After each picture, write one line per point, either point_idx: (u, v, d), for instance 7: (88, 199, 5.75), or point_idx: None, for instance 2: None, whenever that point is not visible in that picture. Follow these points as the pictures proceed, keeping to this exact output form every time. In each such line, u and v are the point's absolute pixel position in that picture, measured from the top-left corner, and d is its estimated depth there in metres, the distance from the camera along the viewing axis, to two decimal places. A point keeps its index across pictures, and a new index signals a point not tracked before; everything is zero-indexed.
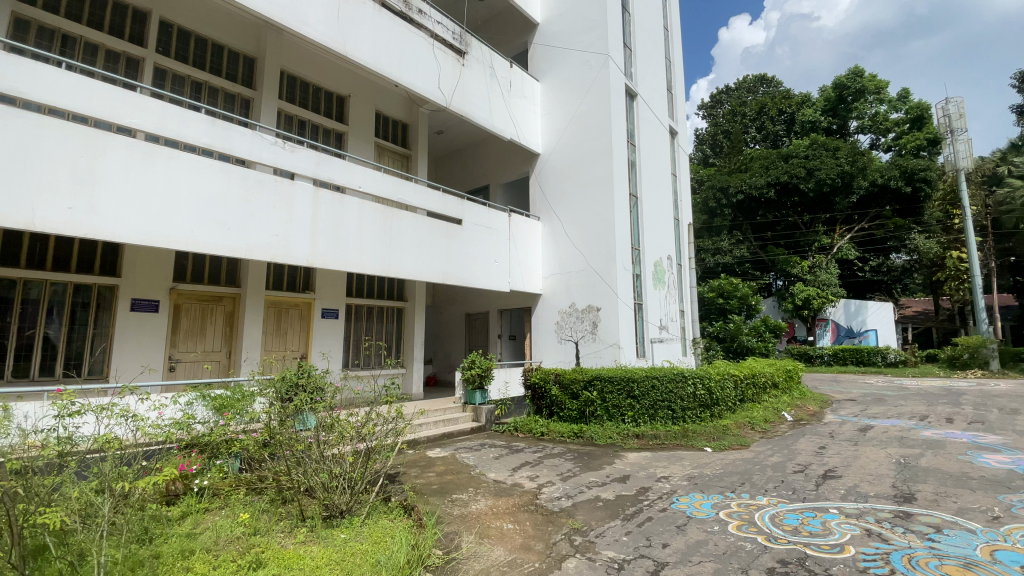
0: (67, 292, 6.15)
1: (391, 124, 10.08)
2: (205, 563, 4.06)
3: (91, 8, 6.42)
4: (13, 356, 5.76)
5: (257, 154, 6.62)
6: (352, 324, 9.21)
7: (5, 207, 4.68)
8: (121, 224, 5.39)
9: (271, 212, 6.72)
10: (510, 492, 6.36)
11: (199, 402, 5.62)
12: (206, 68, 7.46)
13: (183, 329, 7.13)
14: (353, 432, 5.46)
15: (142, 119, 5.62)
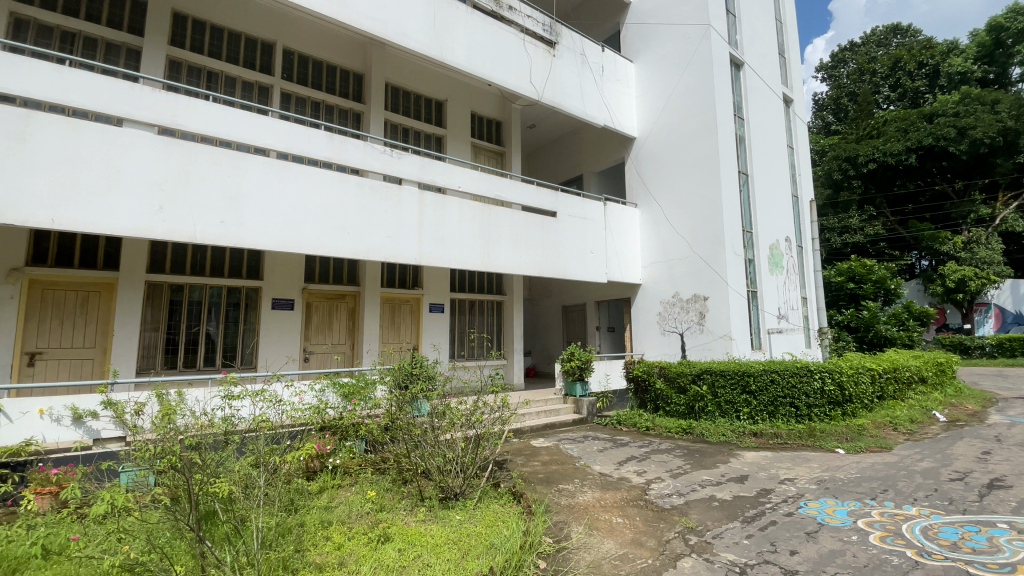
0: (222, 295, 7.15)
1: (486, 123, 10.32)
2: (342, 533, 4.52)
3: (229, 46, 7.36)
4: (183, 349, 6.79)
5: (369, 162, 7.14)
6: (457, 318, 9.62)
7: (174, 225, 5.57)
8: (261, 233, 6.15)
9: (383, 215, 7.22)
10: (618, 486, 6.22)
11: (329, 389, 6.30)
12: (322, 88, 8.19)
13: (315, 324, 7.95)
14: (463, 418, 5.73)
15: (274, 139, 6.34)
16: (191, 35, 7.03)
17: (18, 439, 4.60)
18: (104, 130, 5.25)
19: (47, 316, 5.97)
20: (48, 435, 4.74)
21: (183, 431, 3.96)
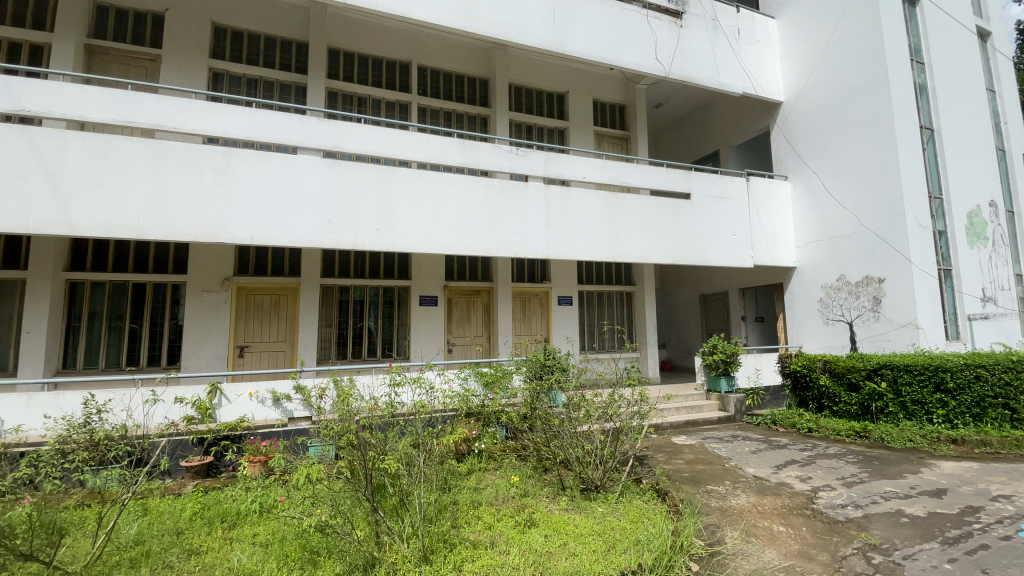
0: (378, 294, 7.98)
1: (610, 109, 10.03)
2: (491, 514, 4.76)
3: (374, 71, 8.17)
4: (351, 342, 7.74)
5: (499, 163, 7.38)
6: (587, 310, 9.55)
7: (340, 235, 6.37)
8: (409, 237, 6.74)
9: (514, 212, 7.43)
10: (777, 492, 5.60)
11: (472, 377, 6.66)
12: (452, 97, 8.68)
13: (455, 318, 8.49)
14: (599, 410, 5.60)
15: (415, 151, 6.88)
16: (344, 67, 7.96)
17: (235, 417, 5.62)
18: (284, 159, 6.19)
19: (251, 316, 7.23)
20: (256, 413, 5.72)
21: (356, 413, 4.49)
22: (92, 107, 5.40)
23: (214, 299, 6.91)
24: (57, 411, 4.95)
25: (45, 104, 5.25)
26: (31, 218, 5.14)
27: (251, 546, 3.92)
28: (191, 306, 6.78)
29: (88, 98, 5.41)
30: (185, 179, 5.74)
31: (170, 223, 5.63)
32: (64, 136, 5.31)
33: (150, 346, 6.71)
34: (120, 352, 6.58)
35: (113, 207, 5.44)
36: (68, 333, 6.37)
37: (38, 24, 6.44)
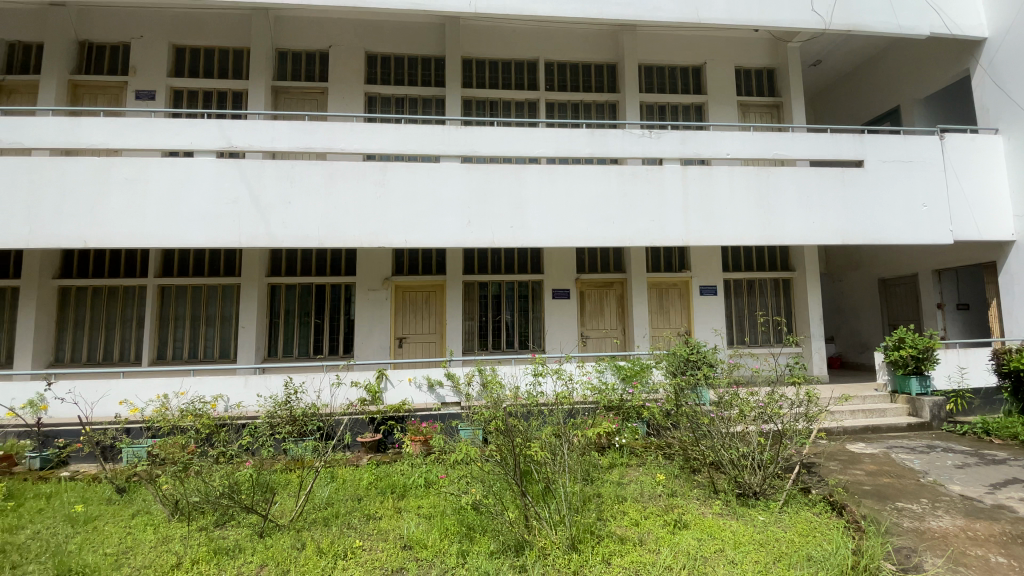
0: (515, 288, 8.28)
1: (755, 76, 9.04)
2: (637, 511, 4.61)
3: (504, 74, 8.47)
4: (491, 335, 8.13)
5: (630, 149, 7.09)
6: (733, 300, 8.77)
7: (479, 234, 6.72)
8: (543, 232, 6.86)
9: (649, 199, 7.10)
10: (996, 517, 4.53)
11: (609, 370, 6.52)
12: (580, 89, 8.60)
13: (589, 311, 8.41)
14: (755, 410, 5.05)
15: (545, 146, 6.94)
16: (476, 74, 8.39)
17: (398, 400, 6.29)
18: (430, 167, 6.73)
19: (407, 311, 8.03)
20: (415, 398, 6.34)
21: (502, 401, 4.66)
22: (281, 139, 6.45)
23: (377, 297, 7.80)
24: (266, 391, 6.05)
25: (248, 140, 6.42)
26: (243, 235, 6.33)
27: (417, 517, 4.34)
28: (361, 303, 7.76)
29: (277, 132, 6.48)
30: (351, 192, 6.57)
31: (341, 233, 6.50)
32: (262, 165, 6.44)
33: (330, 337, 7.82)
34: (308, 343, 7.78)
35: (299, 221, 6.45)
36: (271, 327, 7.73)
37: (239, 75, 7.90)
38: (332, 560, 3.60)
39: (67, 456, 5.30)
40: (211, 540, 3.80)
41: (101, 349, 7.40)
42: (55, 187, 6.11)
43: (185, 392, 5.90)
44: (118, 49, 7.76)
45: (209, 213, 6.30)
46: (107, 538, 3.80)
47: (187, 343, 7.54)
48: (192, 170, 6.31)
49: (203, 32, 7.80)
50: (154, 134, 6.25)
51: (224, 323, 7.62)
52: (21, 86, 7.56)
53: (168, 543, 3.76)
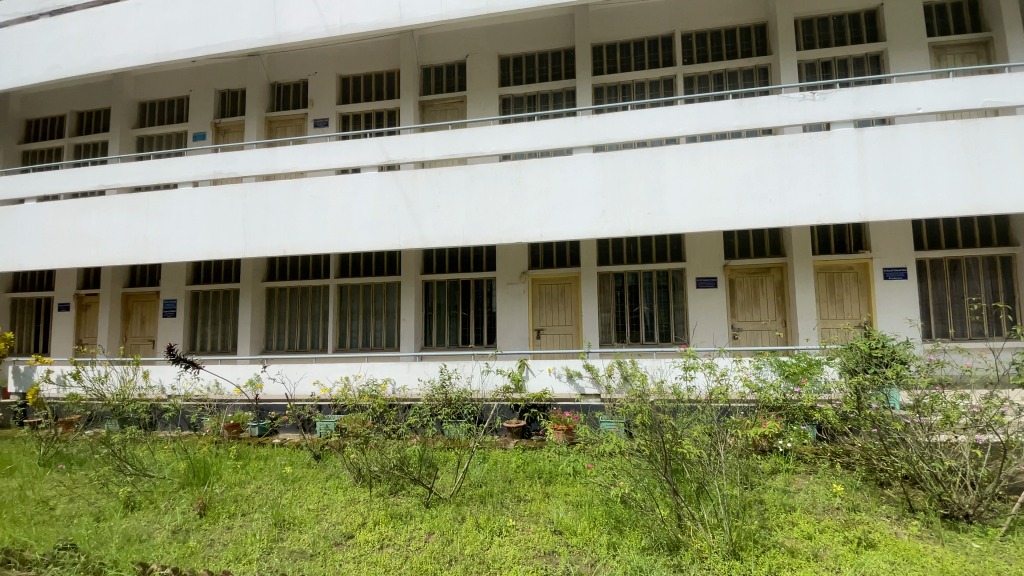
0: (654, 278, 7.93)
1: (954, 8, 7.37)
2: (809, 523, 4.09)
3: (636, 55, 8.15)
4: (630, 327, 7.90)
5: (788, 116, 6.28)
6: (929, 284, 7.30)
7: (615, 224, 6.57)
8: (685, 217, 6.45)
9: (812, 171, 6.23)
10: None
11: (767, 365, 5.89)
12: (722, 58, 7.88)
13: (740, 300, 7.68)
14: (967, 417, 4.15)
15: (686, 125, 6.49)
16: (607, 60, 8.22)
17: (540, 388, 6.48)
18: (564, 160, 6.77)
19: (544, 303, 8.18)
20: (555, 388, 6.46)
21: (648, 395, 4.49)
22: (429, 149, 7.05)
23: (516, 290, 8.12)
24: (425, 375, 6.73)
25: (402, 153, 7.13)
26: (401, 237, 7.07)
27: (565, 504, 4.41)
28: (501, 296, 8.16)
29: (426, 143, 7.09)
30: (491, 192, 6.91)
31: (482, 231, 6.89)
32: (415, 175, 7.11)
33: (476, 329, 8.34)
34: (456, 334, 8.41)
35: (446, 222, 6.99)
36: (425, 320, 8.53)
37: (390, 94, 8.82)
38: (490, 535, 3.84)
39: (277, 426, 6.47)
40: (387, 505, 4.31)
41: (296, 338, 8.88)
42: (262, 206, 7.49)
43: (362, 374, 6.84)
44: (299, 86, 9.20)
45: (374, 219, 7.15)
46: (310, 494, 4.53)
47: (359, 333, 8.69)
48: (359, 183, 7.24)
49: (361, 60, 8.86)
50: (329, 155, 7.30)
51: (388, 317, 8.61)
52: (234, 126, 9.40)
53: (354, 503, 4.37)
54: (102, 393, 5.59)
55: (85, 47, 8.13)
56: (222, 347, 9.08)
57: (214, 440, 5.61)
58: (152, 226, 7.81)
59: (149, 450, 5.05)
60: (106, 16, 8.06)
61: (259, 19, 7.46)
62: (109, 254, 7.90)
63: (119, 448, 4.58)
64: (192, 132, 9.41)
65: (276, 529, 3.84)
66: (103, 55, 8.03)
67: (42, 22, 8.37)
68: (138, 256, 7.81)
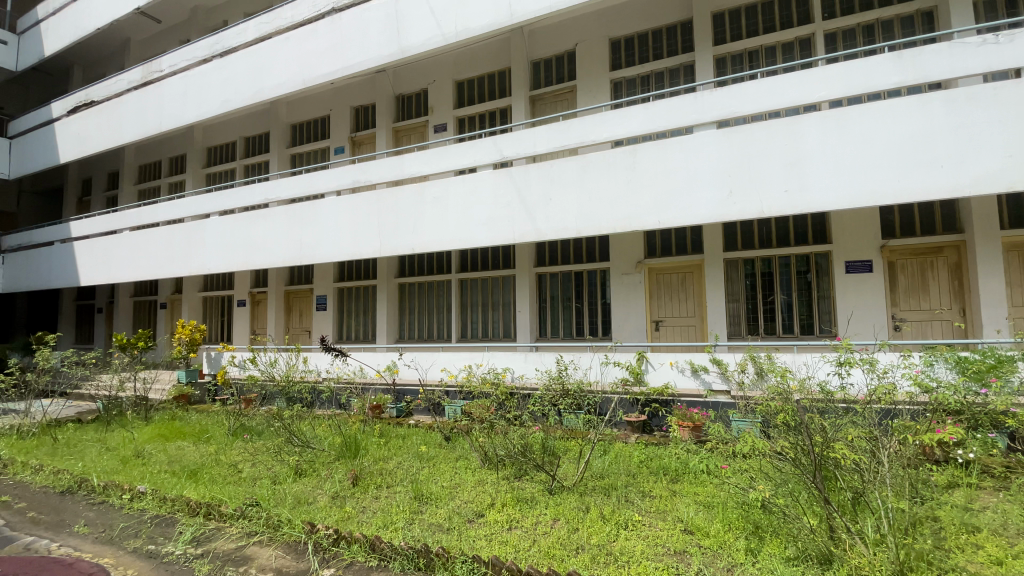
0: (791, 263, 7.16)
1: None
2: (1000, 548, 3.41)
3: (763, 17, 7.38)
4: (763, 318, 7.24)
5: (967, 64, 5.20)
6: None
7: (744, 205, 6.04)
8: (829, 193, 5.71)
9: (1004, 127, 5.09)
10: None
11: (942, 363, 4.97)
12: (874, 5, 6.79)
13: (903, 287, 6.61)
14: None
15: (829, 89, 5.69)
16: (729, 28, 7.56)
17: (661, 382, 6.21)
18: (683, 141, 6.40)
19: (663, 293, 7.82)
20: (678, 383, 6.13)
21: (790, 393, 4.09)
22: (541, 142, 7.10)
23: (632, 280, 7.88)
24: (542, 365, 6.84)
25: (515, 149, 7.29)
26: (516, 231, 7.24)
27: (695, 504, 4.20)
28: (616, 287, 7.98)
29: (538, 136, 7.15)
30: (605, 180, 6.77)
31: (597, 221, 6.78)
32: (528, 169, 7.23)
33: (591, 320, 8.26)
34: (571, 325, 8.42)
35: (559, 214, 7.00)
36: (541, 312, 8.66)
37: (502, 93, 9.06)
38: (616, 528, 3.80)
39: (412, 408, 7.11)
40: (513, 489, 4.48)
41: (424, 329, 9.60)
42: (392, 209, 8.20)
43: (484, 363, 7.19)
44: (419, 95, 9.87)
45: (490, 215, 7.43)
46: (442, 472, 4.89)
47: (479, 324, 9.11)
48: (477, 181, 7.56)
49: (474, 63, 9.21)
50: (448, 157, 7.73)
51: (505, 308, 8.90)
52: (366, 138, 10.39)
53: (483, 483, 4.63)
54: (274, 375, 6.60)
55: (249, 81, 9.55)
56: (363, 336, 10.15)
57: (361, 418, 6.31)
58: (304, 232, 8.98)
59: (310, 425, 5.81)
60: (264, 53, 9.39)
61: (384, 36, 8.12)
62: (273, 256, 9.24)
63: (288, 422, 5.37)
64: (333, 147, 10.59)
65: (416, 502, 4.21)
66: (262, 86, 9.36)
67: (217, 63, 9.99)
68: (294, 258, 9.04)
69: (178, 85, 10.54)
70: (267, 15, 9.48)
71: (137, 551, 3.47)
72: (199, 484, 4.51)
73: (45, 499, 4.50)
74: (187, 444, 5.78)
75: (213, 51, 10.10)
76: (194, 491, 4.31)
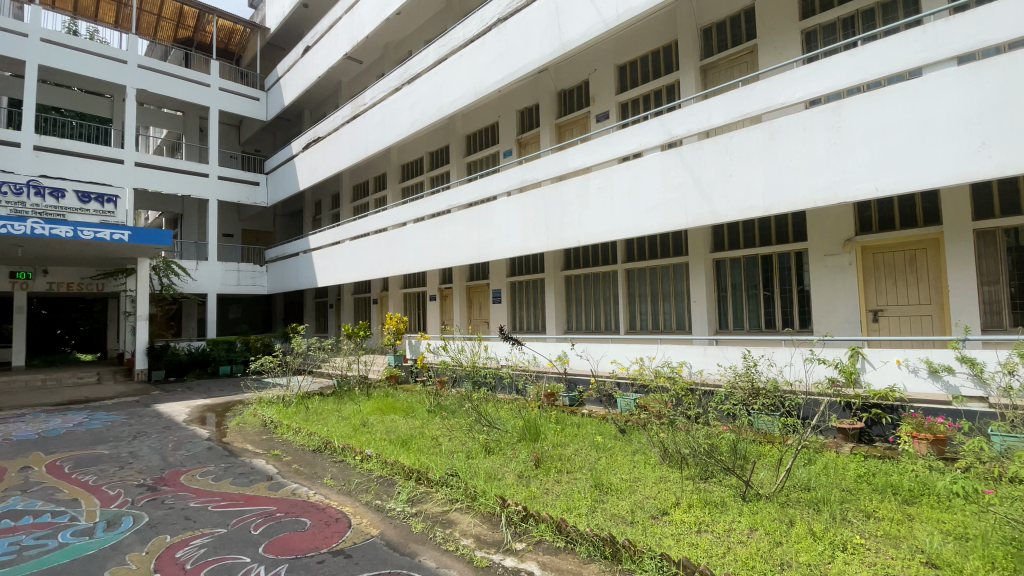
0: None
1: None
2: None
3: None
4: None
5: None
6: None
7: (1005, 158, 4.60)
8: None
9: None
10: None
11: None
12: None
13: None
14: None
15: None
16: None
17: (885, 384, 5.17)
18: (905, 88, 5.17)
19: (880, 276, 6.49)
20: (908, 385, 5.04)
21: None
22: (716, 114, 6.46)
23: (837, 262, 6.70)
24: (725, 360, 6.28)
25: (686, 126, 6.77)
26: (690, 215, 6.75)
27: (941, 534, 3.38)
28: (816, 271, 6.88)
29: (712, 108, 6.53)
30: (798, 149, 5.87)
31: (790, 195, 5.92)
32: (702, 145, 6.67)
33: (783, 310, 7.32)
34: (757, 316, 7.57)
35: (741, 192, 6.31)
36: (720, 301, 7.96)
37: (668, 69, 8.53)
38: (831, 549, 3.27)
39: (584, 398, 7.18)
40: (699, 490, 4.21)
41: (593, 319, 9.61)
42: (558, 203, 8.38)
43: (657, 356, 6.91)
44: (581, 87, 9.88)
45: (659, 201, 7.07)
46: (621, 465, 4.84)
47: (650, 316, 8.76)
48: (644, 166, 7.25)
49: (636, 44, 8.87)
50: (613, 145, 7.55)
51: (679, 298, 8.39)
52: (532, 138, 10.80)
53: (665, 481, 4.45)
54: (461, 361, 7.36)
55: (431, 101, 10.73)
56: (535, 327, 10.61)
57: (538, 404, 6.60)
58: (481, 232, 9.77)
59: (495, 408, 6.32)
60: (442, 73, 10.43)
61: (546, 35, 8.31)
62: (456, 256, 10.28)
63: (476, 404, 5.92)
64: (502, 150, 11.27)
65: (597, 491, 4.23)
66: (441, 104, 10.43)
67: (405, 90, 11.47)
68: (474, 256, 9.91)
69: (378, 115, 12.39)
70: (443, 38, 10.51)
71: (369, 504, 4.18)
72: (409, 452, 5.24)
73: (304, 454, 5.73)
74: (398, 417, 6.82)
75: (402, 80, 11.61)
76: (406, 457, 5.03)
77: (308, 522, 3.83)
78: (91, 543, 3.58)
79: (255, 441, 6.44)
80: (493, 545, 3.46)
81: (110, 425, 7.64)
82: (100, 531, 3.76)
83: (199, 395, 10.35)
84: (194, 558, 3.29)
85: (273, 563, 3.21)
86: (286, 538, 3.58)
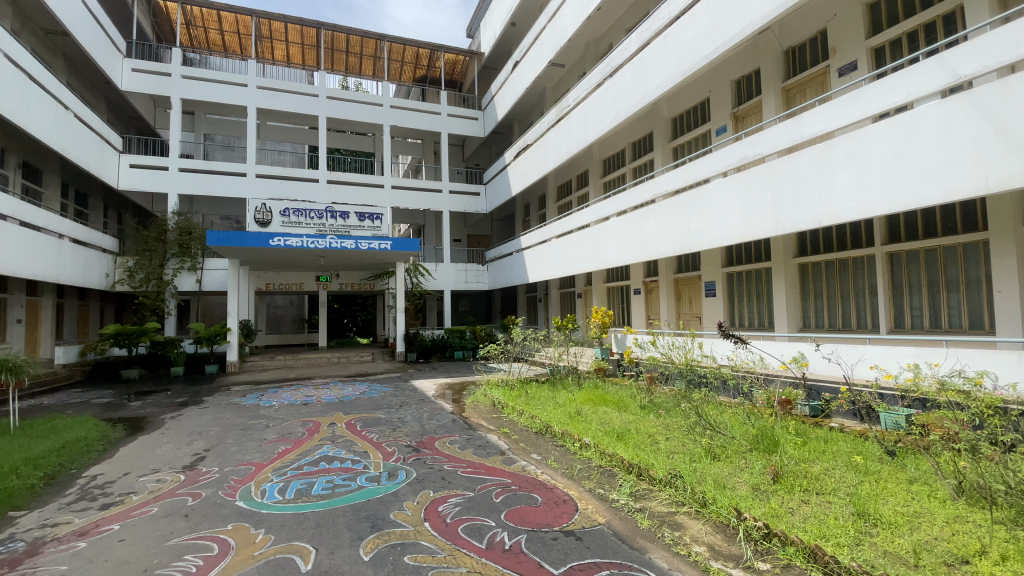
0: None
1: None
2: None
3: None
4: None
5: None
6: None
7: None
8: None
9: None
10: None
11: None
12: None
13: None
14: None
15: None
16: None
17: None
18: None
19: None
20: None
21: None
22: None
23: None
24: None
25: (979, 63, 5.03)
26: (992, 177, 4.99)
27: None
28: None
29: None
30: None
31: None
32: (1008, 83, 4.84)
33: None
34: None
35: None
36: None
37: None
38: None
39: (832, 409, 6.12)
40: (1018, 541, 3.10)
41: (838, 316, 8.09)
42: (789, 180, 7.27)
43: (941, 364, 5.42)
44: (817, 39, 8.35)
45: (940, 162, 5.43)
46: (893, 494, 3.92)
47: (925, 312, 6.92)
48: (916, 121, 5.67)
49: None
50: (865, 102, 6.16)
51: (972, 288, 6.43)
52: (751, 109, 9.60)
53: (959, 522, 3.43)
54: (674, 358, 6.97)
55: (634, 90, 10.50)
56: (759, 324, 9.45)
57: (771, 411, 5.85)
58: (693, 219, 9.15)
59: (721, 413, 5.79)
60: (646, 59, 10.08)
61: None
62: (667, 246, 9.82)
63: (696, 405, 5.54)
64: (715, 128, 10.34)
65: (860, 520, 3.52)
66: (646, 90, 10.11)
67: (607, 84, 11.46)
68: (685, 246, 9.35)
69: (581, 113, 12.68)
70: (646, 21, 10.13)
71: (593, 491, 4.31)
72: (627, 445, 5.22)
73: (529, 434, 6.25)
74: (611, 410, 6.86)
75: (604, 74, 11.64)
76: (625, 451, 5.03)
77: (539, 499, 4.15)
78: (379, 488, 4.54)
79: (488, 418, 7.31)
80: (732, 558, 3.19)
81: (383, 395, 9.63)
82: (384, 480, 4.75)
83: (440, 375, 12.26)
84: (452, 514, 3.88)
85: (514, 531, 3.57)
86: (522, 510, 3.94)
